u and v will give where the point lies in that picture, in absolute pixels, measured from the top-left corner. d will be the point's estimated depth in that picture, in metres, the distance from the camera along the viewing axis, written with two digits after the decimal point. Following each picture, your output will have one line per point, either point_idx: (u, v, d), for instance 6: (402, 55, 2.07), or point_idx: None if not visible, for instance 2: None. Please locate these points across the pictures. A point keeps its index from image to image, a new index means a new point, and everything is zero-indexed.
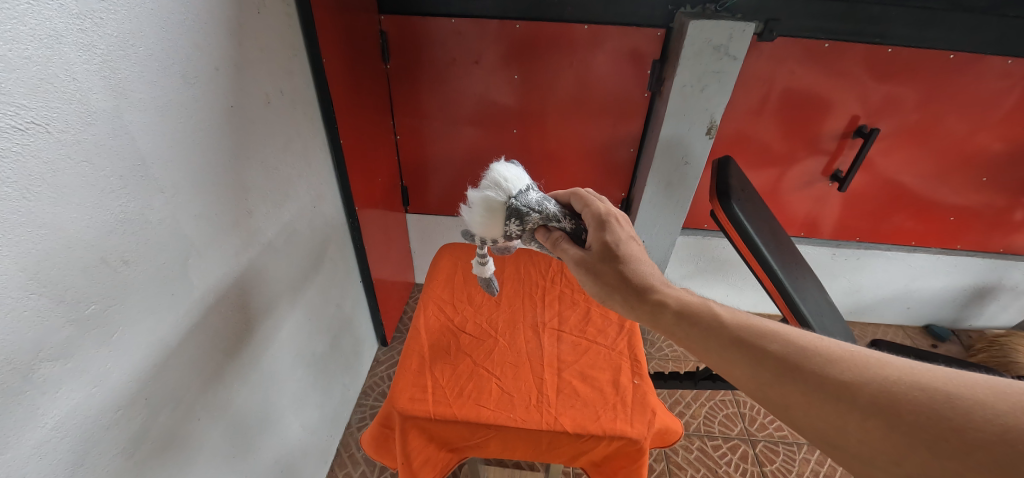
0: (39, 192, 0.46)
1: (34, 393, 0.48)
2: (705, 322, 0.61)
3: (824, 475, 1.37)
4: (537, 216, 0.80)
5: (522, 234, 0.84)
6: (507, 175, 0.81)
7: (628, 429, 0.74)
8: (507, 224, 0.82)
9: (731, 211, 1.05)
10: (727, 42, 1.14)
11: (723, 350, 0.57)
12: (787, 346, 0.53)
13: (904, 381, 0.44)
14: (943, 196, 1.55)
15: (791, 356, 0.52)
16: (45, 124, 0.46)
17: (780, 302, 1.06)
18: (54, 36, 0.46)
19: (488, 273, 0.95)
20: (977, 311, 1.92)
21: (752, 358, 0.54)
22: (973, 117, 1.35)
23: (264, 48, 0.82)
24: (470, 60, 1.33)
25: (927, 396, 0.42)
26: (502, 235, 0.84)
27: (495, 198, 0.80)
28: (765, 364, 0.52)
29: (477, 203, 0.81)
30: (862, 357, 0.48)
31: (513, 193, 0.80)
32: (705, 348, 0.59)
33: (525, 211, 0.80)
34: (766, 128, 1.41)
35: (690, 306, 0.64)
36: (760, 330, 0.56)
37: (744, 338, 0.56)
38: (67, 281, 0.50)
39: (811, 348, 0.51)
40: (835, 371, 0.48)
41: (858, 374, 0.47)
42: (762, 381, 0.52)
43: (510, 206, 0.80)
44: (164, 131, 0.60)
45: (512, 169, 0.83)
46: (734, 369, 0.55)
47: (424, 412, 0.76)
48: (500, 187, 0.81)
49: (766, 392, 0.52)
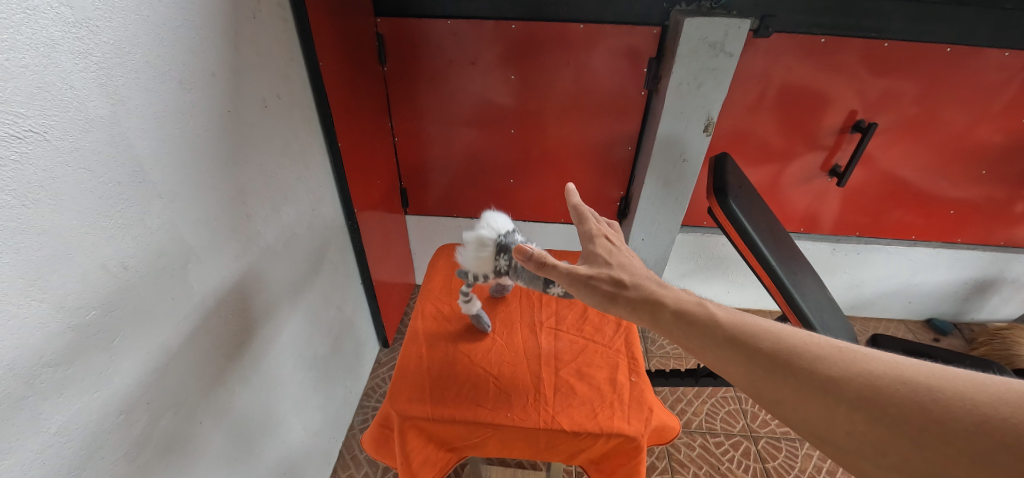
0: (37, 199, 0.47)
1: (36, 398, 0.49)
2: (697, 321, 0.60)
3: (828, 470, 1.36)
4: (526, 249, 0.81)
5: (512, 270, 0.83)
6: (500, 218, 0.86)
7: (625, 427, 0.75)
8: (497, 259, 0.82)
9: (727, 208, 1.03)
10: (723, 39, 1.13)
11: (715, 347, 0.56)
12: (777, 343, 0.52)
13: (889, 375, 0.44)
14: (944, 190, 1.54)
15: (780, 352, 0.51)
16: (43, 132, 0.47)
17: (780, 300, 1.05)
18: (50, 44, 0.47)
19: (474, 309, 0.91)
20: (979, 304, 1.92)
21: (744, 354, 0.53)
22: (971, 110, 1.34)
23: (261, 52, 0.82)
24: (466, 61, 1.34)
25: (911, 389, 0.42)
26: (492, 271, 0.84)
27: (487, 235, 0.83)
28: (757, 360, 0.52)
29: (469, 240, 0.83)
30: (850, 352, 0.48)
31: (504, 231, 0.83)
32: (698, 345, 0.59)
33: (514, 244, 0.82)
34: (764, 124, 1.41)
35: (683, 305, 0.63)
36: (752, 327, 0.56)
37: (735, 335, 0.55)
38: (68, 287, 0.51)
39: (800, 344, 0.51)
40: (823, 367, 0.48)
41: (845, 369, 0.47)
42: (752, 376, 0.52)
43: (500, 241, 0.82)
44: (162, 136, 0.61)
45: (507, 218, 0.88)
46: (727, 365, 0.55)
47: (422, 413, 0.76)
48: (493, 226, 0.85)
49: (757, 387, 0.51)
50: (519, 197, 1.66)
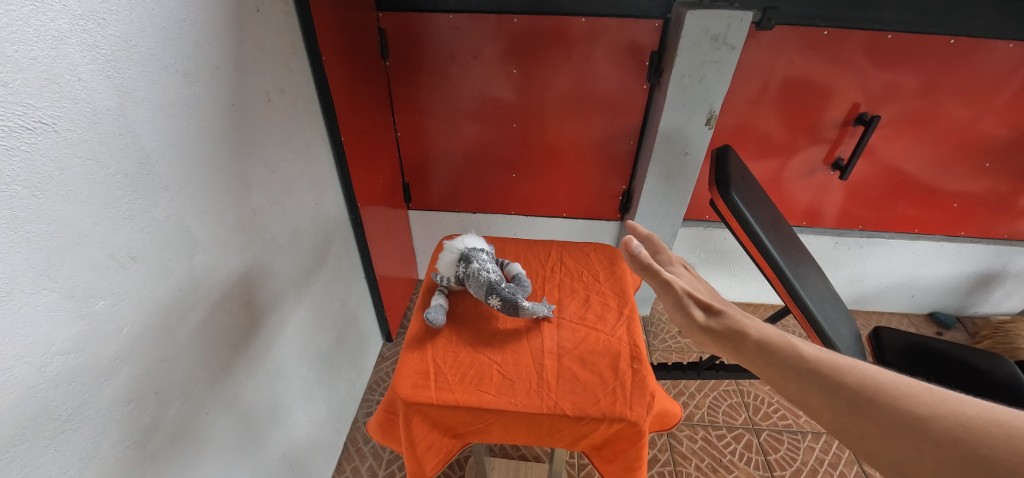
0: (48, 190, 0.47)
1: (48, 385, 0.50)
2: (771, 346, 0.51)
3: (829, 463, 1.37)
4: (478, 264, 0.91)
5: (466, 282, 0.92)
6: (478, 242, 0.98)
7: (627, 412, 0.76)
8: (457, 266, 0.94)
9: (730, 200, 0.98)
10: (725, 32, 1.13)
11: (788, 375, 0.47)
12: (858, 374, 0.43)
13: (987, 416, 0.35)
14: (947, 183, 1.54)
15: (860, 381, 0.42)
16: (51, 123, 0.47)
17: (781, 289, 1.01)
18: (58, 37, 0.47)
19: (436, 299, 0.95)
20: (982, 298, 1.91)
21: (818, 381, 0.44)
22: (974, 102, 1.34)
23: (264, 46, 0.83)
24: (468, 55, 1.34)
25: (1009, 431, 0.34)
26: (451, 278, 0.95)
27: (457, 247, 0.97)
28: (834, 390, 0.43)
29: (445, 248, 0.98)
30: (943, 390, 0.39)
31: (473, 249, 0.96)
32: (772, 374, 0.50)
33: (473, 257, 0.93)
34: (766, 117, 1.41)
35: (760, 331, 0.54)
36: (834, 358, 0.46)
37: (812, 363, 0.46)
38: (77, 277, 0.51)
39: (883, 376, 0.42)
40: (910, 402, 0.39)
41: (934, 405, 0.38)
42: (828, 409, 0.43)
43: (466, 252, 0.95)
44: (168, 129, 0.62)
45: (489, 248, 1.00)
46: (802, 397, 0.45)
47: (427, 399, 0.77)
48: (467, 245, 0.97)
49: (833, 424, 0.42)
50: (521, 191, 1.66)
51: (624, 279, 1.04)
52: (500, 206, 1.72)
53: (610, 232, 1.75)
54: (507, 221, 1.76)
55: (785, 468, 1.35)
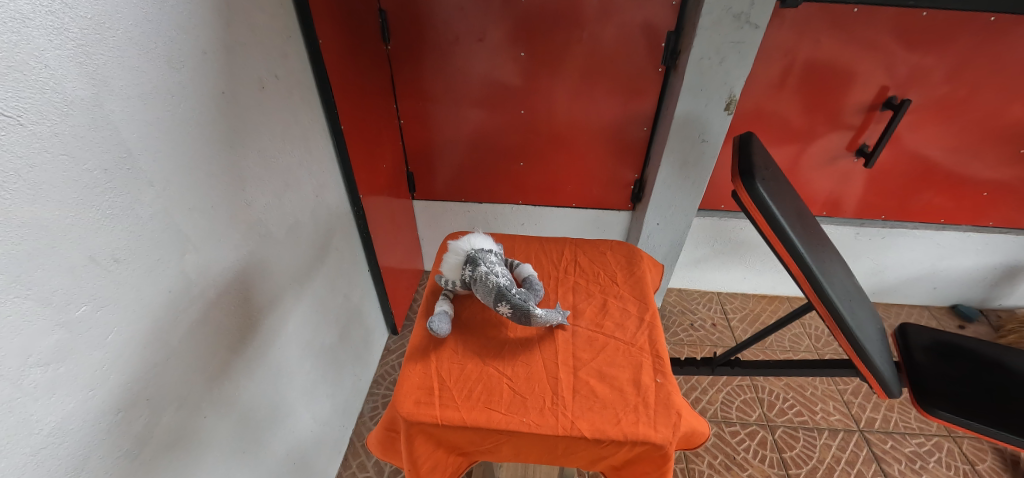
0: (16, 189, 0.43)
1: (25, 399, 0.46)
2: None
3: (845, 461, 1.33)
4: (484, 267, 0.86)
5: (472, 285, 0.88)
6: (483, 241, 0.92)
7: (651, 434, 0.72)
8: (463, 269, 0.89)
9: (755, 192, 0.91)
10: (749, 10, 1.05)
11: None
12: None
13: None
14: (977, 171, 1.46)
15: None
16: (18, 116, 0.43)
17: (805, 288, 0.94)
18: (21, 19, 0.42)
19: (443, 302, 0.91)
20: (1008, 290, 1.83)
21: None
22: (1012, 85, 1.25)
23: (256, 29, 0.77)
24: (473, 38, 1.27)
25: None
26: (458, 281, 0.90)
27: (461, 246, 0.90)
28: None
29: (450, 249, 0.92)
30: None
31: (478, 249, 0.90)
32: None
33: (478, 259, 0.87)
34: (787, 103, 1.34)
35: None
36: None
37: None
38: (54, 282, 0.48)
39: None
40: None
41: None
42: None
43: (471, 253, 0.89)
44: (151, 120, 0.57)
45: (494, 245, 0.94)
46: None
47: (431, 418, 0.73)
48: (471, 244, 0.91)
49: None
50: (529, 181, 1.61)
51: (644, 281, 1.00)
52: (508, 196, 1.67)
53: (621, 223, 1.70)
54: (515, 212, 1.71)
55: (801, 466, 1.31)
